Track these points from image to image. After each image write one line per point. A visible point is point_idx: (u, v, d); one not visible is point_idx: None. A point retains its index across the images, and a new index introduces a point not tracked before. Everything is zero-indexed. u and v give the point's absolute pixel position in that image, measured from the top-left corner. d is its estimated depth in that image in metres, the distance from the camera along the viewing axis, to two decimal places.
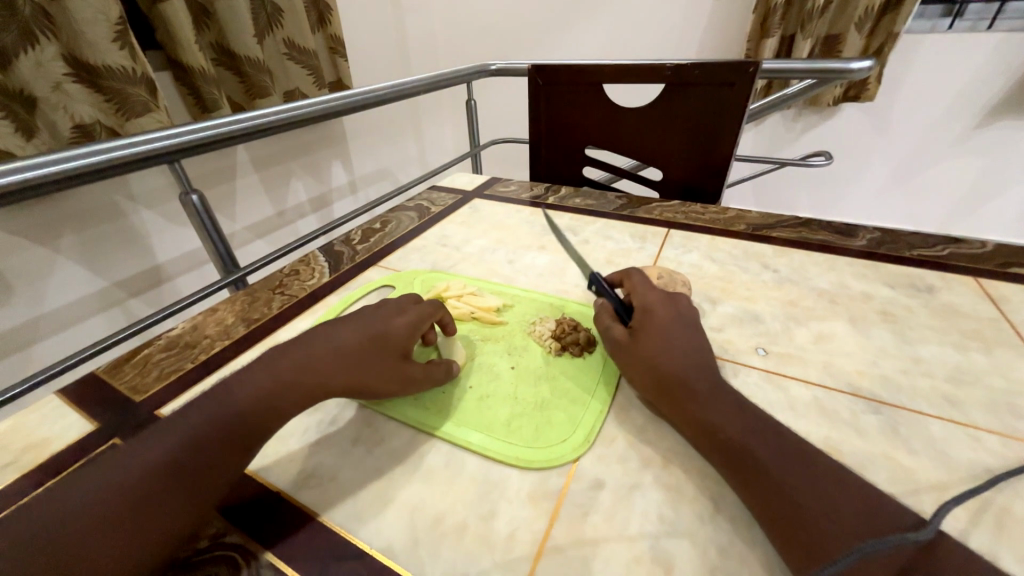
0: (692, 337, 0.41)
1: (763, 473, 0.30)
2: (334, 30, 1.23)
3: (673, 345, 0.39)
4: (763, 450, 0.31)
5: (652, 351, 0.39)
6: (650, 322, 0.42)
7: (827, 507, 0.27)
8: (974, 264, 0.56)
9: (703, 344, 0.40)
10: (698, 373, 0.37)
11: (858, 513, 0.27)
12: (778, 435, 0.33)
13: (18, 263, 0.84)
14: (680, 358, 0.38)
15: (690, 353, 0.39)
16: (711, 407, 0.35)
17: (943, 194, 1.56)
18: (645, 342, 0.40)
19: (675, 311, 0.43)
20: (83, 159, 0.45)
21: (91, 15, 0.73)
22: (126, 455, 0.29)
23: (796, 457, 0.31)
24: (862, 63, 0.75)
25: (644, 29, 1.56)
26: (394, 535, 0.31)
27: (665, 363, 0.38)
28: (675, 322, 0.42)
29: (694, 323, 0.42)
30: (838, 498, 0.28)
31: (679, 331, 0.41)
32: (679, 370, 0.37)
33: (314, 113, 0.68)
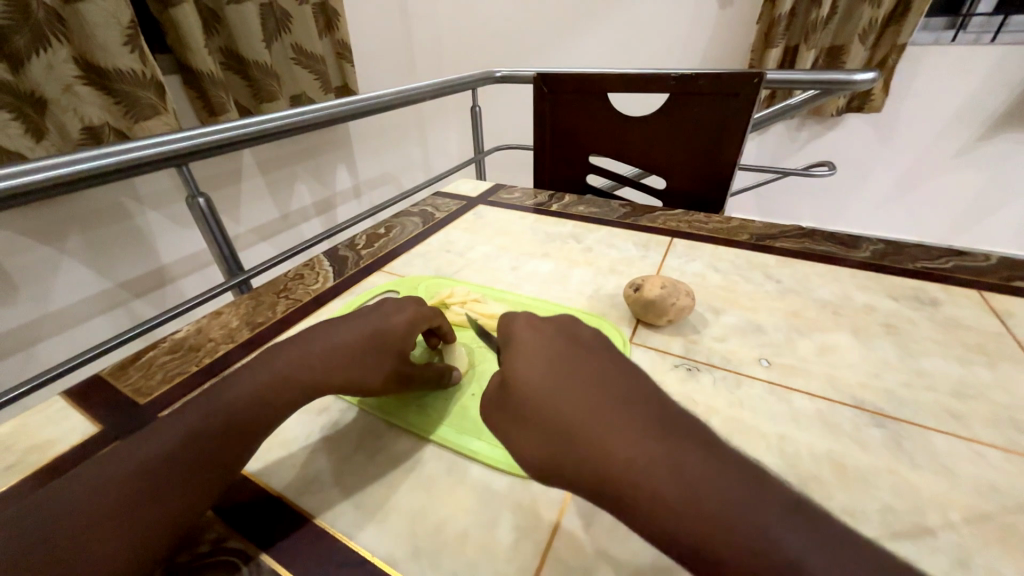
0: (593, 359, 0.34)
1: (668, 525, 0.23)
2: (342, 36, 1.24)
3: (570, 374, 0.32)
4: (695, 469, 0.24)
5: (539, 385, 0.31)
6: (546, 348, 0.34)
7: (781, 547, 0.21)
8: (978, 277, 0.56)
9: (612, 366, 0.33)
10: (605, 400, 0.29)
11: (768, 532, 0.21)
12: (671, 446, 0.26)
13: (24, 263, 0.85)
14: (583, 387, 0.31)
15: (591, 379, 0.31)
16: (622, 434, 0.27)
17: (945, 205, 1.56)
18: (529, 372, 0.32)
19: (576, 335, 0.36)
20: (93, 161, 0.45)
21: (103, 19, 0.74)
22: (128, 448, 0.30)
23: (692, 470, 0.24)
24: (865, 75, 0.75)
25: (648, 39, 1.57)
26: (395, 544, 0.31)
27: (564, 397, 0.30)
28: (569, 346, 0.35)
29: (600, 345, 0.36)
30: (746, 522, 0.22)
31: (574, 356, 0.34)
32: (580, 401, 0.30)
33: (321, 119, 0.69)
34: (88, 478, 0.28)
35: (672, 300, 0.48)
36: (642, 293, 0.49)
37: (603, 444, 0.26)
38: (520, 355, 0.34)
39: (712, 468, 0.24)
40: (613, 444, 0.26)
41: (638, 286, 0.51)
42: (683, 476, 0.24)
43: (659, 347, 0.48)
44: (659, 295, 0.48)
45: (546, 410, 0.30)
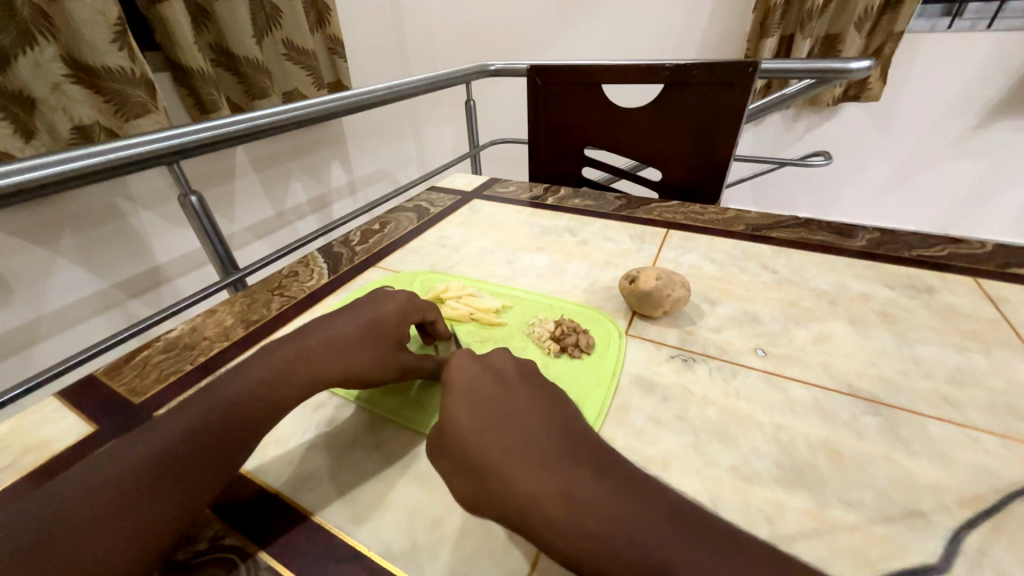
0: (519, 390, 0.35)
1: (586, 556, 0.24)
2: (334, 31, 1.23)
3: (496, 409, 0.33)
4: (596, 496, 0.26)
5: (464, 421, 0.32)
6: (475, 379, 0.35)
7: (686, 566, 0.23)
8: (973, 264, 0.56)
9: (537, 399, 0.35)
10: (524, 436, 0.31)
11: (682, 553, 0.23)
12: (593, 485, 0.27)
13: (16, 264, 0.84)
14: (505, 422, 0.32)
15: (516, 413, 0.33)
16: (534, 467, 0.28)
17: (940, 194, 1.56)
18: (455, 407, 0.33)
19: (506, 362, 0.38)
20: (80, 159, 0.44)
21: (89, 16, 0.73)
22: (125, 447, 0.30)
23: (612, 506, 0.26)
24: (861, 64, 0.75)
25: (643, 30, 1.56)
26: (393, 539, 0.31)
27: (486, 434, 0.31)
28: (496, 376, 0.36)
29: (528, 375, 0.37)
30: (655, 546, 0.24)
31: (500, 389, 0.35)
32: (502, 437, 0.31)
33: (313, 115, 0.68)
34: (83, 477, 0.28)
35: (667, 293, 0.48)
36: (638, 285, 0.49)
37: (517, 479, 0.28)
38: (451, 389, 0.34)
39: (614, 495, 0.26)
40: (526, 478, 0.28)
41: (633, 278, 0.50)
42: (585, 502, 0.26)
43: (655, 339, 0.48)
44: (656, 287, 0.48)
45: (470, 446, 0.30)
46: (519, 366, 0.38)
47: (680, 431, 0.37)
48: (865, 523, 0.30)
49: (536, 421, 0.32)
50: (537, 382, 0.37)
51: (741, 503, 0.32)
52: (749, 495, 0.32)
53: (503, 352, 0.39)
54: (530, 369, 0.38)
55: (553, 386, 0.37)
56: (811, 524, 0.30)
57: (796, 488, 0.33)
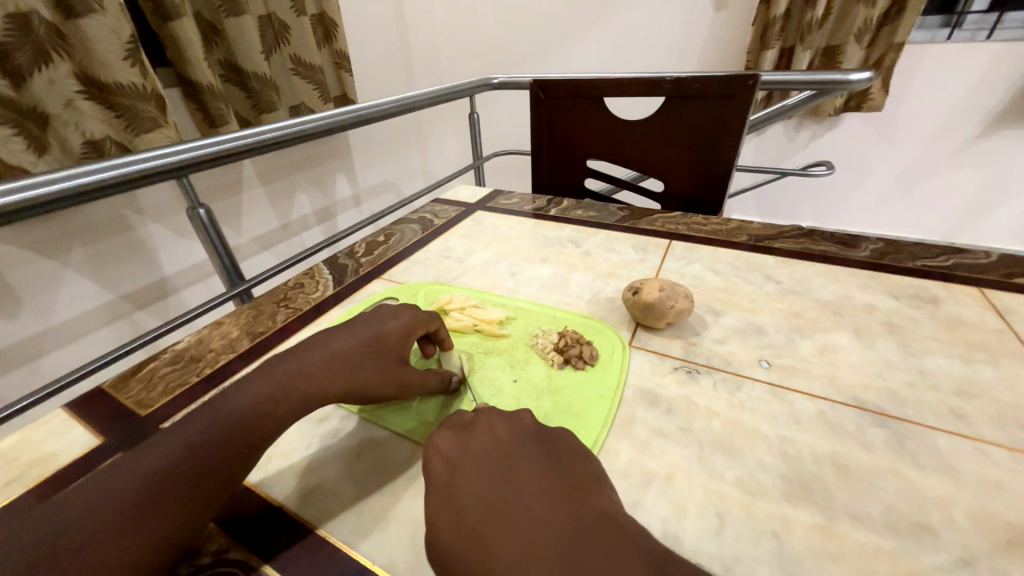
0: (510, 470, 0.32)
1: None
2: (340, 46, 1.25)
3: (483, 500, 0.30)
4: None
5: (451, 525, 0.29)
6: (460, 470, 0.32)
7: None
8: (978, 274, 0.55)
9: (527, 479, 0.32)
10: (516, 536, 0.27)
11: None
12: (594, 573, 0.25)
13: (26, 276, 0.85)
14: (494, 519, 0.29)
15: (505, 503, 0.30)
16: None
17: (945, 203, 1.56)
18: (439, 508, 0.30)
19: (492, 434, 0.35)
20: (91, 174, 0.45)
21: (103, 34, 0.75)
22: (131, 461, 0.30)
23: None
24: (861, 75, 0.75)
25: (644, 42, 1.58)
26: (396, 553, 0.31)
27: (474, 537, 0.28)
28: (482, 458, 0.33)
29: (520, 443, 0.34)
30: None
31: (488, 474, 0.32)
32: (493, 543, 0.27)
33: (319, 128, 0.69)
34: (90, 490, 0.28)
35: (671, 304, 0.48)
36: (641, 296, 0.49)
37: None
38: (434, 487, 0.32)
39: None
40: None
41: (637, 289, 0.51)
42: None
43: (659, 350, 0.48)
44: (658, 298, 0.48)
45: (457, 560, 0.27)
46: (508, 432, 0.35)
47: (685, 444, 0.37)
48: (873, 539, 0.30)
49: (529, 510, 0.29)
50: (529, 452, 0.34)
51: (747, 517, 0.32)
52: (756, 510, 0.32)
53: (489, 418, 0.36)
54: (522, 434, 0.35)
55: (549, 449, 0.34)
56: (819, 540, 0.30)
57: (804, 502, 0.32)
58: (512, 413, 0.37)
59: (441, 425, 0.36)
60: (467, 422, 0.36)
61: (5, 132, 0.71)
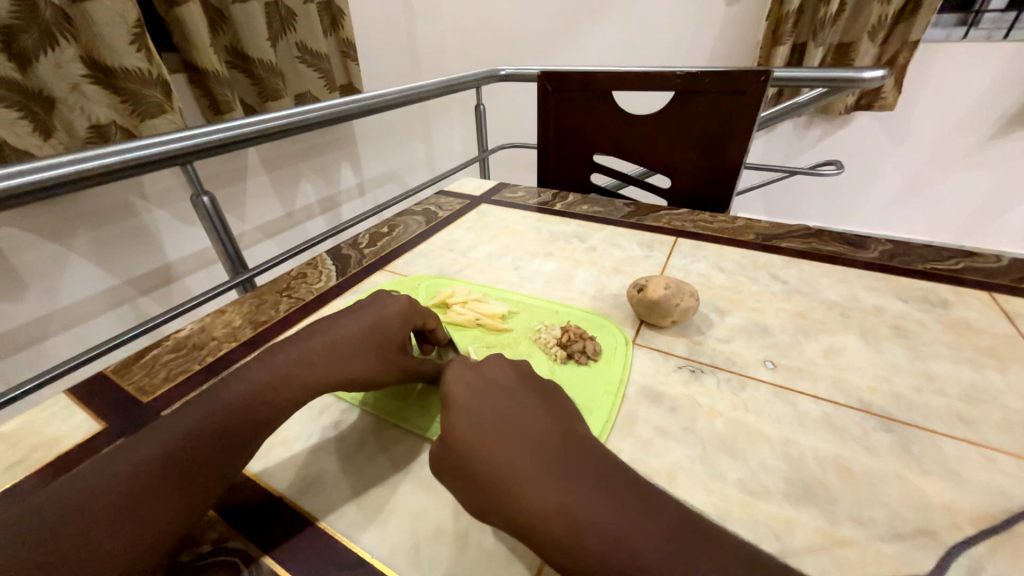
0: (521, 394, 0.34)
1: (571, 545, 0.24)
2: (347, 34, 1.24)
3: (498, 410, 0.32)
4: (601, 510, 0.25)
5: (465, 426, 0.31)
6: (475, 387, 0.34)
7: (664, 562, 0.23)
8: (988, 278, 0.55)
9: (537, 403, 0.34)
10: (526, 442, 0.30)
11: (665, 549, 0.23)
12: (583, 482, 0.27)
13: (32, 260, 0.86)
14: (503, 426, 0.31)
15: (517, 416, 0.32)
16: (537, 477, 0.27)
17: (955, 205, 1.54)
18: (454, 411, 0.32)
19: (506, 367, 0.37)
20: (99, 159, 0.45)
21: (109, 18, 0.74)
22: (124, 451, 0.30)
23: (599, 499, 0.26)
24: (875, 72, 0.74)
25: (655, 37, 1.56)
26: (395, 545, 0.31)
27: (481, 433, 0.30)
28: (495, 381, 0.35)
29: (530, 379, 0.37)
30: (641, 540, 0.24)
31: (501, 395, 0.34)
32: (505, 444, 0.30)
33: (325, 117, 0.68)
34: (91, 477, 0.28)
35: (675, 302, 0.48)
36: (646, 293, 0.49)
37: (519, 489, 0.27)
38: (451, 391, 0.34)
39: (621, 511, 0.25)
40: (530, 488, 0.27)
41: (642, 286, 0.50)
42: (592, 522, 0.25)
43: (663, 349, 0.47)
44: (664, 296, 0.48)
45: (471, 455, 0.29)
46: (519, 370, 0.37)
47: (687, 443, 0.37)
48: (876, 543, 0.30)
49: (540, 426, 0.31)
50: (538, 386, 0.36)
51: (749, 518, 0.31)
52: (758, 511, 0.32)
53: (503, 357, 0.38)
54: (530, 373, 0.38)
55: (555, 389, 0.37)
56: (820, 543, 0.30)
57: (806, 504, 0.32)
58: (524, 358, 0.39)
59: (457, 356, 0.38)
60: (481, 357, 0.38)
61: (12, 115, 0.71)
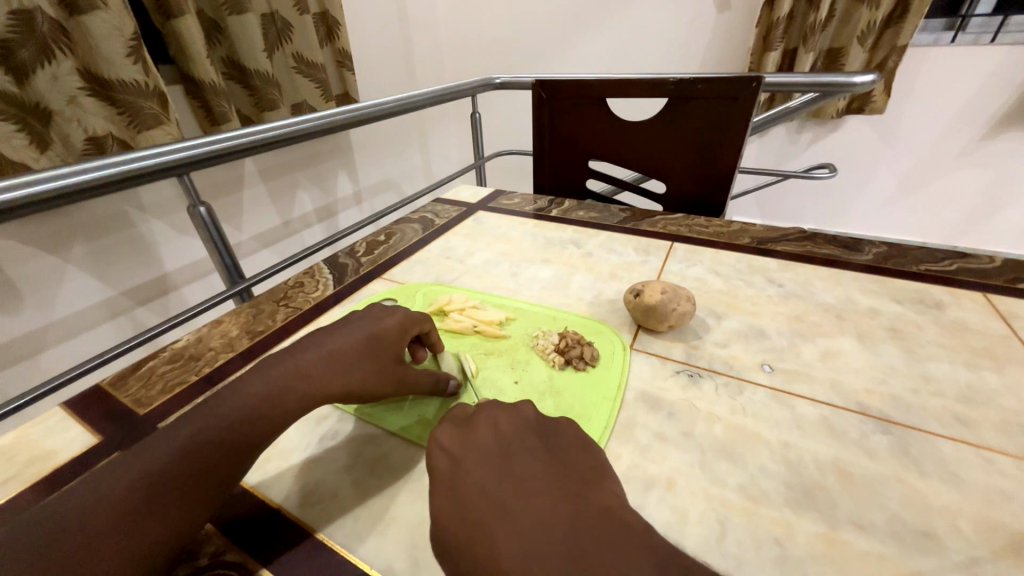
0: (516, 461, 0.32)
1: None
2: (343, 44, 1.25)
3: (490, 489, 0.29)
4: None
5: (452, 512, 0.28)
6: (464, 464, 0.31)
7: None
8: (982, 279, 0.55)
9: (535, 472, 0.31)
10: (523, 527, 0.27)
11: None
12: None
13: (28, 272, 0.85)
14: (497, 509, 0.28)
15: (512, 492, 0.29)
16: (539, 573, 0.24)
17: (947, 206, 1.55)
18: (443, 502, 0.29)
19: (498, 424, 0.34)
20: (95, 171, 0.45)
21: (106, 31, 0.75)
22: (122, 465, 0.30)
23: None
24: (865, 77, 0.75)
25: (648, 43, 1.58)
26: (394, 557, 0.31)
27: (472, 523, 0.27)
28: (484, 451, 0.32)
29: (524, 437, 0.34)
30: None
31: (494, 467, 0.31)
32: (498, 530, 0.27)
33: (321, 127, 0.69)
34: (86, 492, 0.28)
35: (672, 308, 0.48)
36: (642, 298, 0.49)
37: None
38: (440, 474, 0.31)
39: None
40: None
41: (638, 291, 0.50)
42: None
43: (660, 353, 0.47)
44: (661, 301, 0.48)
45: (465, 553, 0.26)
46: (511, 425, 0.34)
47: (687, 449, 0.37)
48: (877, 546, 0.30)
49: (537, 502, 0.29)
50: (531, 443, 0.33)
51: (748, 524, 0.31)
52: (758, 516, 0.32)
53: (493, 409, 0.35)
54: (524, 427, 0.35)
55: (550, 443, 0.34)
56: (821, 548, 0.30)
57: (806, 509, 0.32)
58: (513, 405, 0.36)
59: (444, 417, 0.35)
60: (469, 417, 0.35)
61: (9, 128, 0.71)
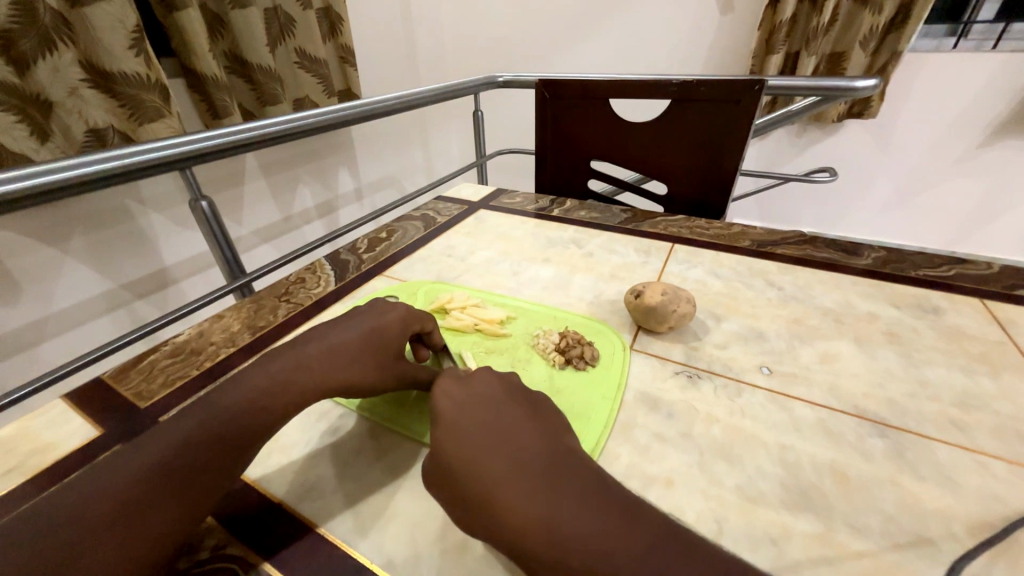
0: (508, 406, 0.34)
1: (557, 557, 0.24)
2: (346, 40, 1.25)
3: (485, 425, 0.32)
4: (580, 521, 0.26)
5: (451, 438, 0.31)
6: (465, 401, 0.34)
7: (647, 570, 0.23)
8: (978, 284, 0.56)
9: (526, 416, 0.34)
10: (512, 455, 0.30)
11: (648, 556, 0.24)
12: (568, 496, 0.27)
13: (28, 263, 0.85)
14: (491, 441, 0.31)
15: (505, 428, 0.32)
16: (523, 491, 0.28)
17: (946, 211, 1.56)
18: (443, 430, 0.32)
19: (495, 378, 0.37)
20: (99, 163, 0.46)
21: (108, 23, 0.74)
22: (121, 458, 0.30)
23: (587, 511, 0.26)
24: (867, 82, 0.75)
25: (650, 45, 1.58)
26: (395, 552, 0.31)
27: (468, 450, 0.30)
28: (485, 394, 0.35)
29: (519, 391, 0.36)
30: (623, 549, 0.24)
31: (491, 407, 0.34)
32: (490, 456, 0.30)
33: (325, 123, 0.69)
34: (90, 485, 0.28)
35: (672, 309, 0.48)
36: (643, 299, 0.49)
37: (505, 504, 0.27)
38: (440, 408, 0.33)
39: (608, 528, 0.25)
40: (517, 503, 0.27)
41: (639, 292, 0.50)
42: (575, 537, 0.25)
43: (660, 355, 0.48)
44: (661, 302, 0.48)
45: (459, 474, 0.29)
46: (508, 381, 0.37)
47: (685, 449, 0.37)
48: (871, 547, 0.30)
49: (526, 440, 0.31)
50: (529, 396, 0.36)
51: (745, 524, 0.32)
52: (755, 516, 0.32)
53: (491, 367, 0.38)
54: (518, 384, 0.37)
55: (547, 400, 0.36)
56: (817, 549, 0.30)
57: (803, 510, 0.32)
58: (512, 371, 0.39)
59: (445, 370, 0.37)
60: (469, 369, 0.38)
61: (9, 119, 0.71)
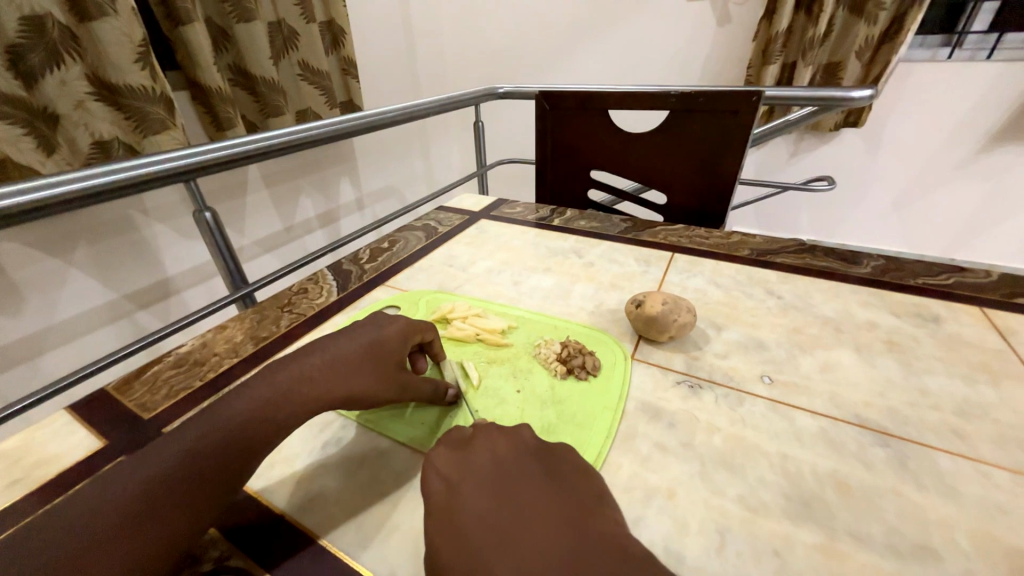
0: (511, 483, 0.32)
1: None
2: (348, 52, 1.27)
3: (487, 512, 0.30)
4: None
5: (449, 534, 0.29)
6: (463, 485, 0.32)
7: None
8: (978, 292, 0.56)
9: (532, 492, 0.31)
10: (516, 544, 0.27)
11: None
12: None
13: (32, 275, 0.86)
14: (492, 531, 0.28)
15: (507, 514, 0.29)
16: None
17: (944, 219, 1.56)
18: (440, 525, 0.29)
19: (494, 448, 0.34)
20: (103, 176, 0.46)
21: (115, 38, 0.76)
22: (128, 469, 0.30)
23: None
24: (863, 92, 0.76)
25: (648, 56, 1.60)
26: (398, 564, 0.31)
27: (468, 546, 0.28)
28: (485, 472, 0.33)
29: (522, 460, 0.34)
30: None
31: (491, 487, 0.31)
32: (491, 548, 0.27)
33: (327, 135, 0.70)
34: (96, 496, 0.28)
35: (672, 319, 0.48)
36: (644, 309, 0.50)
37: None
38: (435, 498, 0.31)
39: None
40: None
41: (640, 302, 0.51)
42: None
43: (661, 364, 0.48)
44: (662, 311, 0.49)
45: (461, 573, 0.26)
46: (509, 448, 0.35)
47: (687, 459, 0.37)
48: (875, 558, 0.30)
49: (532, 524, 0.29)
50: (533, 466, 0.33)
51: (749, 535, 0.32)
52: (758, 527, 0.32)
53: (489, 433, 0.35)
54: (521, 451, 0.35)
55: (554, 462, 0.34)
56: (820, 560, 0.30)
57: (806, 521, 0.32)
58: (512, 429, 0.36)
59: (439, 442, 0.35)
60: (466, 439, 0.35)
61: (16, 132, 0.72)
